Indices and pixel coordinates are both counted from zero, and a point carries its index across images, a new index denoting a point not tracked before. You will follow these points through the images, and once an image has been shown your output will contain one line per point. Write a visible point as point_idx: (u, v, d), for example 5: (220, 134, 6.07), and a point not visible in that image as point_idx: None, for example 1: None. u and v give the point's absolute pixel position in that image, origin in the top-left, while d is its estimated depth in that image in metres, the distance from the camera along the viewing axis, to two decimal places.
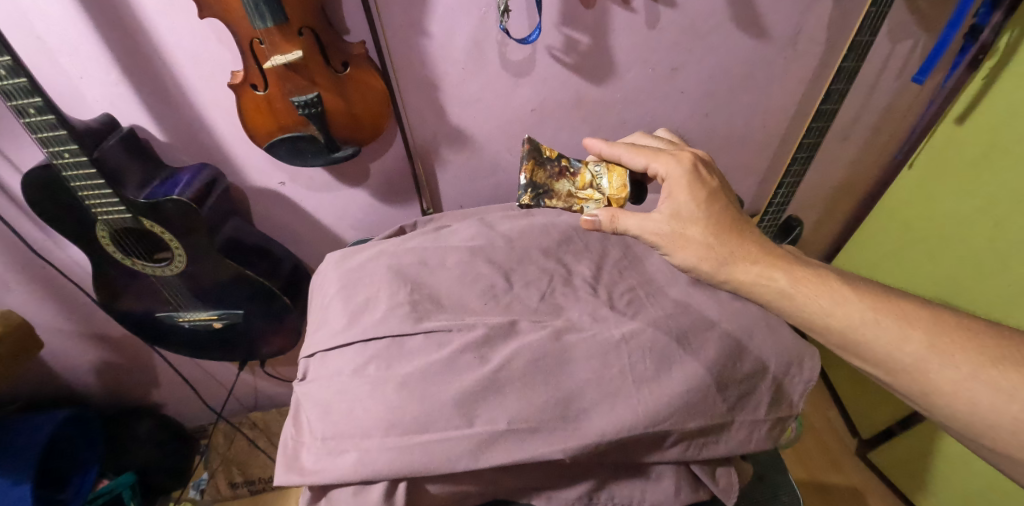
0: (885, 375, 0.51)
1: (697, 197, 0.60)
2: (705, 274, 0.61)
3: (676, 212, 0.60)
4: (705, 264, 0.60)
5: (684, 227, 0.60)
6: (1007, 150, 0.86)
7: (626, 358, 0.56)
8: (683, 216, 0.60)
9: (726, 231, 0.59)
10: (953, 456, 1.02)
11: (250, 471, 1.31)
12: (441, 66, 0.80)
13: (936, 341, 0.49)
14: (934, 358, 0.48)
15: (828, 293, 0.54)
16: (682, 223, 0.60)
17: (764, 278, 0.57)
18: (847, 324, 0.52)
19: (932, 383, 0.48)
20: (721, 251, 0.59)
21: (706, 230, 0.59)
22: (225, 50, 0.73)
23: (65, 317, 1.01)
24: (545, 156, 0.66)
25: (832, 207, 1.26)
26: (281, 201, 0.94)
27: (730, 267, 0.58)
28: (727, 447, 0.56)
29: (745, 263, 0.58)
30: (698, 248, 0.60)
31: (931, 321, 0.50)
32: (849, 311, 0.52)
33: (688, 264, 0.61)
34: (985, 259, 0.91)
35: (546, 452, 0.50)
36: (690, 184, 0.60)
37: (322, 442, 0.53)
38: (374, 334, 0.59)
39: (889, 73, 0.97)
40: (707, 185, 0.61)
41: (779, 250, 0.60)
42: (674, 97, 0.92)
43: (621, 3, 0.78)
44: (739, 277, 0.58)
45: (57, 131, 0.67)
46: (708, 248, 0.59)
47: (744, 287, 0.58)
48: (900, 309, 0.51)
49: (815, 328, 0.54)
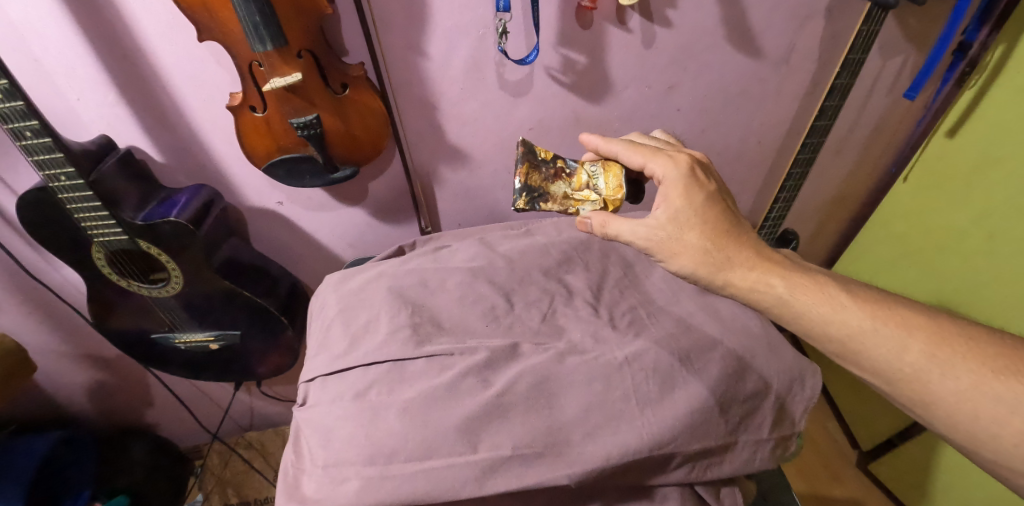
0: (885, 385, 0.51)
1: (694, 201, 0.59)
2: (702, 280, 0.60)
3: (672, 217, 0.59)
4: (702, 270, 0.59)
5: (681, 232, 0.59)
6: (1000, 164, 0.86)
7: (629, 380, 0.56)
8: (680, 220, 0.59)
9: (724, 236, 0.59)
10: (953, 467, 1.02)
11: (245, 493, 1.29)
12: (440, 86, 0.80)
13: (936, 350, 0.49)
14: (933, 369, 0.48)
15: (826, 300, 0.54)
16: (679, 228, 0.59)
17: (761, 285, 0.57)
18: (845, 333, 0.52)
19: (931, 394, 0.48)
20: (718, 256, 0.58)
21: (702, 235, 0.59)
22: (223, 72, 0.73)
23: (58, 338, 1.00)
24: (540, 158, 0.67)
25: (828, 220, 1.26)
26: (279, 221, 0.93)
27: (727, 272, 0.58)
28: (732, 466, 0.56)
29: (742, 269, 0.58)
30: (695, 254, 0.59)
31: (932, 330, 0.50)
32: (848, 319, 0.52)
33: (685, 271, 0.60)
34: (982, 270, 0.91)
35: (550, 478, 0.49)
36: (687, 188, 0.59)
37: (323, 470, 0.53)
38: (375, 358, 0.59)
39: (881, 88, 0.98)
40: (704, 189, 0.60)
41: (776, 255, 0.59)
42: (670, 114, 0.93)
43: (617, 23, 0.78)
44: (736, 283, 0.58)
45: (53, 154, 0.66)
46: (705, 252, 0.58)
47: (741, 293, 0.58)
48: (900, 318, 0.51)
49: (814, 336, 0.54)
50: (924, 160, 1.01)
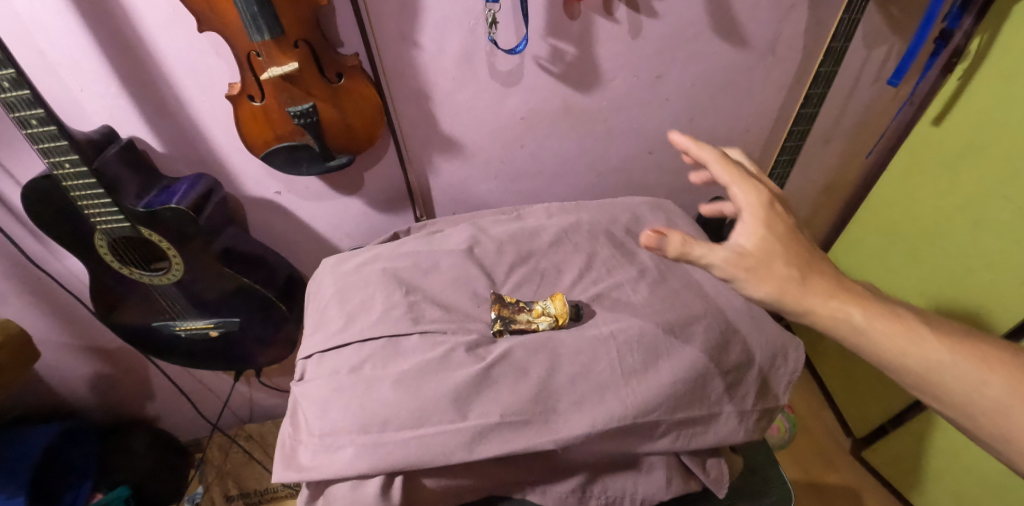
0: (961, 419, 0.50)
1: (777, 231, 0.51)
2: (778, 310, 0.50)
3: (751, 243, 0.50)
4: (784, 300, 0.49)
5: (766, 259, 0.50)
6: (984, 151, 0.89)
7: (615, 352, 0.58)
8: (765, 248, 0.50)
9: (808, 262, 0.51)
10: (944, 452, 1.04)
11: (246, 484, 1.31)
12: (433, 76, 0.82)
13: (1017, 386, 0.48)
14: (1016, 406, 0.47)
15: (906, 332, 0.50)
16: (763, 254, 0.50)
17: (843, 316, 0.49)
18: (924, 366, 0.49)
19: (1013, 430, 0.47)
20: (804, 285, 0.50)
21: (787, 264, 0.50)
22: (223, 63, 0.75)
23: (60, 328, 1.02)
24: None
25: (817, 210, 1.29)
26: (277, 210, 0.95)
27: (812, 302, 0.49)
28: (717, 437, 0.58)
29: (826, 297, 0.50)
30: (779, 282, 0.49)
31: (1011, 366, 0.49)
32: (928, 352, 0.49)
33: (762, 301, 0.50)
34: (968, 255, 0.94)
35: (538, 443, 0.52)
36: (768, 214, 0.52)
37: (320, 439, 0.54)
38: (370, 334, 0.61)
39: (865, 78, 1.00)
40: (784, 222, 0.52)
41: (853, 283, 0.53)
42: (659, 103, 0.95)
43: (604, 13, 0.81)
44: (818, 311, 0.49)
45: (57, 142, 0.68)
46: (788, 279, 0.49)
47: (820, 324, 0.50)
48: (977, 351, 0.50)
49: (891, 370, 0.51)
50: (911, 148, 1.03)
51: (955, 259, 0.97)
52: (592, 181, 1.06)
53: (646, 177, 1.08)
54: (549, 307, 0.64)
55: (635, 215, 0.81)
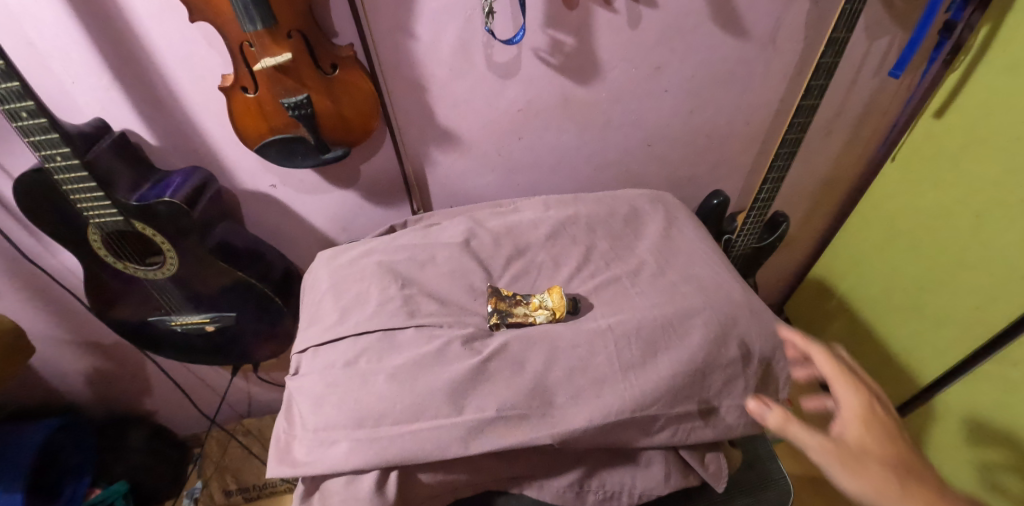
0: None
1: (883, 438, 0.51)
2: None
3: (853, 438, 0.51)
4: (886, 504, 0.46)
5: (866, 456, 0.49)
6: (985, 145, 0.88)
7: (612, 346, 0.57)
8: (866, 446, 0.50)
9: (913, 473, 0.48)
10: (946, 442, 1.05)
11: (245, 479, 1.29)
12: (429, 67, 0.81)
13: None
14: None
15: None
16: (862, 452, 0.49)
17: None
18: None
19: None
20: (906, 492, 0.47)
21: (889, 467, 0.48)
22: (215, 54, 0.74)
23: (56, 323, 1.01)
24: None
25: (817, 203, 1.28)
26: (272, 203, 0.95)
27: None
28: (716, 432, 0.57)
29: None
30: (877, 478, 0.48)
31: None
32: None
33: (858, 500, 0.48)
34: (970, 250, 0.93)
35: (534, 438, 0.51)
36: (871, 418, 0.52)
37: (314, 434, 0.54)
38: (364, 328, 0.60)
39: (866, 69, 0.99)
40: (893, 428, 0.52)
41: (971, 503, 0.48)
42: (658, 95, 0.94)
43: (602, 3, 0.79)
44: None
45: (49, 135, 0.68)
46: (887, 481, 0.47)
47: None
48: None
49: None
50: (913, 140, 1.01)
51: (958, 254, 0.96)
52: (591, 174, 1.05)
53: (645, 170, 1.07)
54: (546, 300, 0.64)
55: (633, 207, 0.80)
